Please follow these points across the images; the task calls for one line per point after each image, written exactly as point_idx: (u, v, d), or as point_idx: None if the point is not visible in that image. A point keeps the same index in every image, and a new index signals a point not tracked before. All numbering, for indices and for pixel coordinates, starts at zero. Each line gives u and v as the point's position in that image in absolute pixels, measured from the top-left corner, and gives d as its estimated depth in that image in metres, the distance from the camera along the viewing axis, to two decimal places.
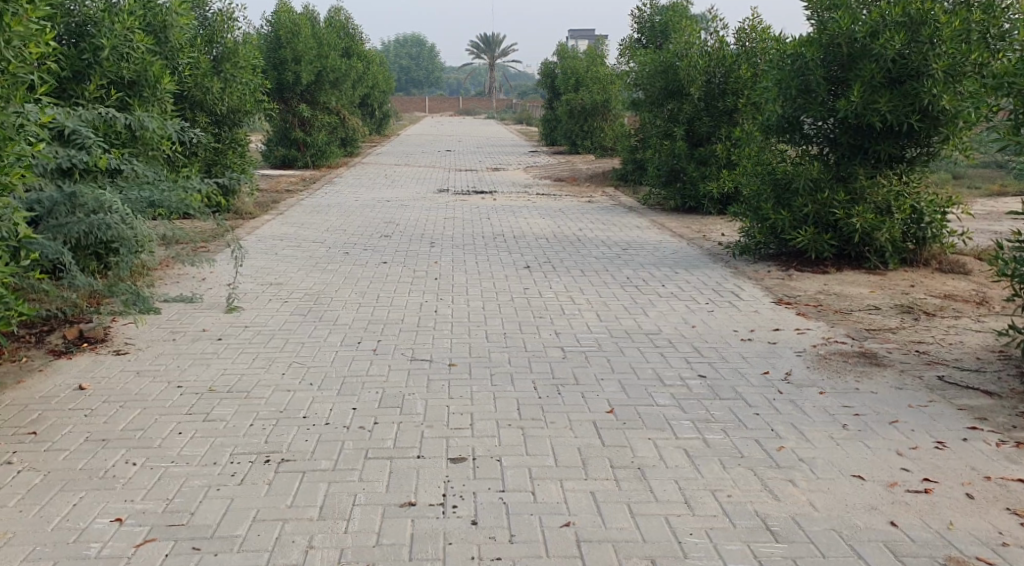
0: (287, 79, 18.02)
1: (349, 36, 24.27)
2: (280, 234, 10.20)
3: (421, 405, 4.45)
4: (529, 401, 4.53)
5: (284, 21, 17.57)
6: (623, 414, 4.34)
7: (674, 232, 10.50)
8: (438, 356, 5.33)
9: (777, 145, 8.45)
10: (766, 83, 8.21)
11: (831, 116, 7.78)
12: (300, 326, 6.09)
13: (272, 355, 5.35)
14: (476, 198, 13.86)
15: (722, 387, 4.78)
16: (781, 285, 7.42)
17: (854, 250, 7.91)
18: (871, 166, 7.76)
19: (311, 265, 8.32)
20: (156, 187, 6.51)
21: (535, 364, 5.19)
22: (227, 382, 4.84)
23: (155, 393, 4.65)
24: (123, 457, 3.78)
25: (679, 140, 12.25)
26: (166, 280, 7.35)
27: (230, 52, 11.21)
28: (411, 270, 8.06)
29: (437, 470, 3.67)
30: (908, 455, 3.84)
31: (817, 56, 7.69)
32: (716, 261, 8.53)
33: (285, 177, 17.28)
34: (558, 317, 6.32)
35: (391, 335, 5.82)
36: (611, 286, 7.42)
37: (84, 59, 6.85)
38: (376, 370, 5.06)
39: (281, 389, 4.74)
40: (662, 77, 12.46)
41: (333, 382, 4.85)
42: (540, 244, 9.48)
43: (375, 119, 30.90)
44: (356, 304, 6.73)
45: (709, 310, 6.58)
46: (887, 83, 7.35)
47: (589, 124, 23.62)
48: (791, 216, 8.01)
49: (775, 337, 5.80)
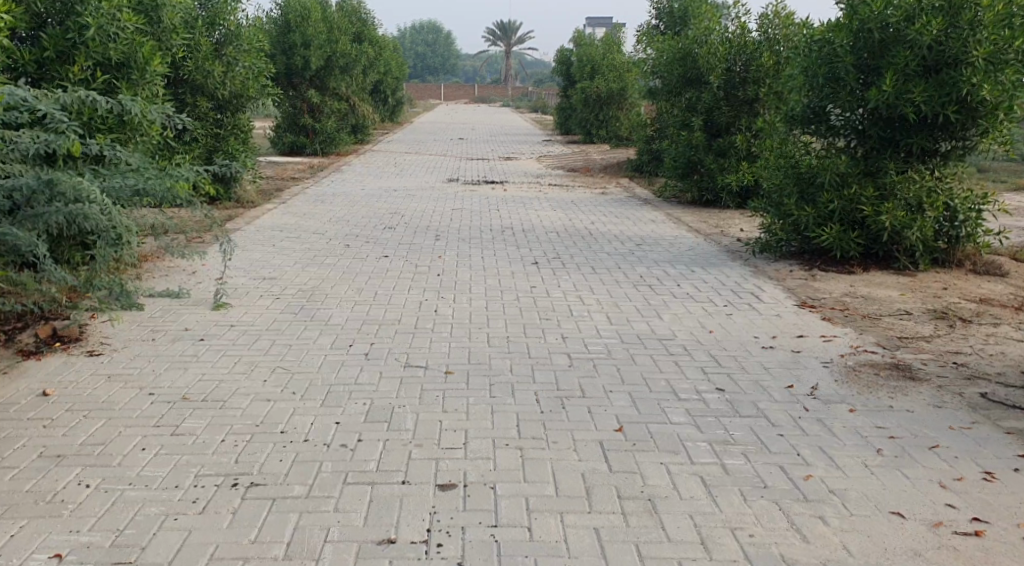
0: (296, 64, 17.64)
1: (361, 21, 23.81)
2: (281, 224, 9.82)
3: (411, 420, 4.06)
4: (529, 416, 4.13)
5: (293, 4, 17.12)
6: (633, 434, 3.93)
7: (692, 227, 10.04)
8: (434, 363, 4.94)
9: (802, 137, 7.98)
10: (792, 71, 7.76)
11: (860, 106, 7.29)
12: (289, 325, 5.72)
13: (255, 359, 4.97)
14: (486, 189, 13.42)
15: (742, 403, 4.36)
16: (804, 286, 6.96)
17: (882, 249, 7.44)
18: (902, 161, 7.30)
19: (308, 258, 7.93)
20: (142, 175, 6.13)
21: (538, 373, 4.78)
22: (203, 389, 4.48)
23: (123, 401, 4.30)
24: (76, 476, 3.44)
25: (697, 130, 11.73)
26: (155, 274, 6.98)
27: (233, 34, 10.78)
28: (413, 265, 7.66)
29: (423, 500, 3.29)
30: (953, 487, 3.41)
31: (846, 43, 7.21)
32: (736, 258, 8.08)
33: (292, 165, 16.88)
34: (565, 319, 5.90)
35: (386, 337, 5.43)
36: (623, 285, 6.99)
37: (68, 38, 6.49)
38: (366, 377, 4.69)
39: (260, 399, 4.37)
40: (681, 64, 11.93)
41: (317, 391, 4.48)
42: (550, 239, 9.05)
43: (388, 106, 30.46)
44: (351, 302, 6.34)
45: (728, 314, 6.14)
46: (921, 72, 6.88)
47: (605, 113, 23.09)
48: (816, 213, 7.54)
49: (800, 345, 5.37)
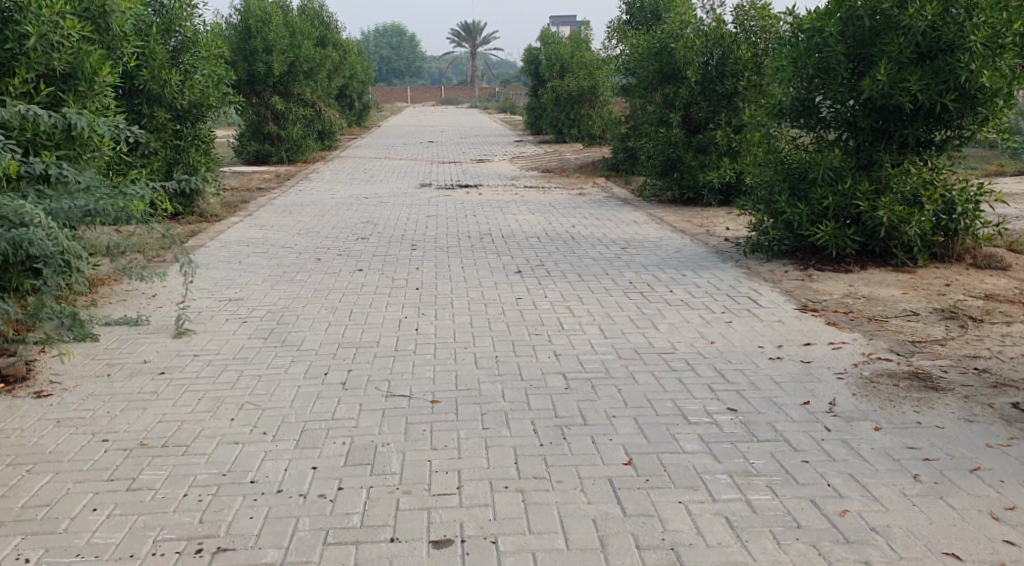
0: (258, 71, 17.07)
1: (324, 25, 23.26)
2: (247, 239, 9.34)
3: (396, 461, 3.65)
4: (528, 450, 3.74)
5: (252, 9, 16.55)
6: (644, 468, 3.56)
7: (676, 227, 9.70)
8: (418, 390, 4.53)
9: (790, 130, 7.66)
10: (779, 62, 7.43)
11: (851, 97, 6.99)
12: (258, 353, 5.27)
13: (221, 395, 4.53)
14: (460, 193, 13.00)
15: (758, 425, 4.00)
16: (802, 287, 6.64)
17: (879, 246, 7.14)
18: (897, 153, 7.01)
19: (277, 275, 7.47)
20: (91, 194, 5.63)
21: (533, 398, 4.39)
22: (163, 433, 4.03)
23: (73, 451, 3.83)
24: (15, 549, 2.99)
25: (675, 127, 11.39)
26: (111, 299, 6.48)
27: (190, 41, 10.29)
28: (388, 279, 7.23)
29: (415, 562, 2.88)
30: (1006, 519, 3.08)
31: (836, 31, 6.88)
32: (726, 259, 7.74)
33: (257, 174, 16.33)
34: (556, 335, 5.51)
35: (364, 362, 5.01)
36: (613, 293, 6.62)
37: (7, 49, 5.96)
38: (344, 411, 4.26)
39: (226, 442, 3.93)
40: (656, 59, 11.57)
41: (291, 430, 4.04)
42: (531, 245, 8.65)
43: (354, 111, 29.91)
44: (324, 323, 5.89)
45: (728, 322, 5.78)
46: (916, 59, 6.59)
47: (576, 112, 22.74)
48: (810, 210, 7.22)
49: (808, 354, 5.03)
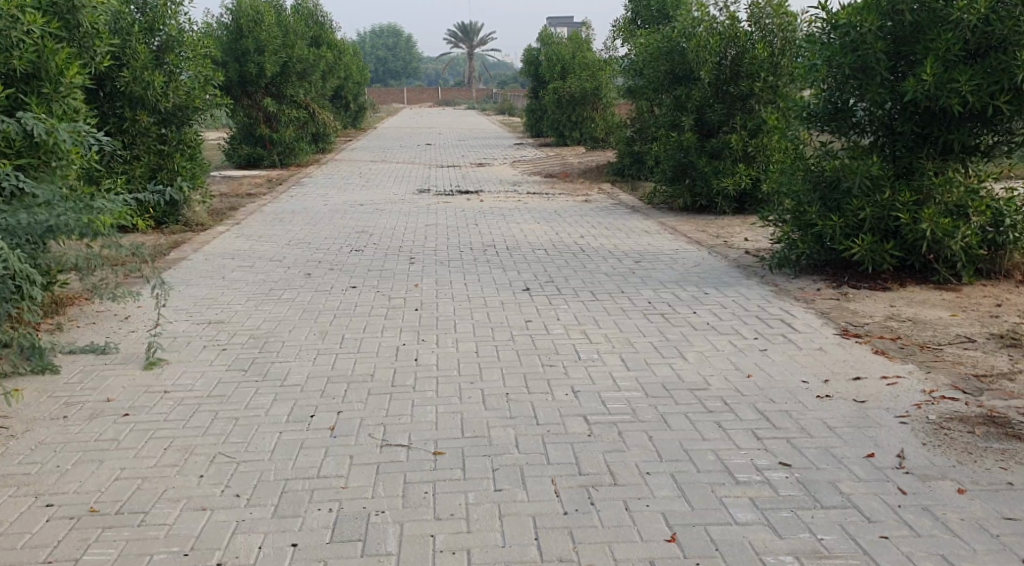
0: (250, 72, 16.44)
1: (318, 25, 22.66)
2: (233, 251, 8.72)
3: (393, 537, 3.06)
4: (550, 522, 3.15)
5: (243, 7, 15.91)
6: (693, 546, 2.97)
7: (692, 238, 9.11)
8: (418, 439, 3.92)
9: (820, 135, 7.06)
10: (810, 61, 6.82)
11: (891, 100, 6.40)
12: (236, 388, 4.65)
13: (191, 444, 3.91)
14: (460, 200, 12.41)
15: (820, 486, 3.40)
16: (839, 308, 6.05)
17: (919, 262, 6.56)
18: (939, 159, 6.43)
19: (264, 293, 6.86)
20: (54, 209, 5.03)
21: (551, 448, 3.78)
22: (118, 494, 3.41)
23: (8, 520, 3.21)
24: None
25: (688, 130, 10.78)
26: (78, 323, 5.85)
27: (175, 39, 9.63)
28: (384, 297, 6.62)
29: None
30: None
31: (876, 27, 6.30)
32: (751, 275, 7.14)
33: (247, 179, 15.70)
34: (573, 366, 4.90)
35: (356, 402, 4.40)
36: (631, 315, 6.01)
37: None
38: (332, 466, 3.66)
39: (192, 507, 3.32)
40: (667, 60, 10.99)
41: (268, 491, 3.43)
42: (538, 258, 8.05)
43: (350, 114, 29.29)
44: (312, 352, 5.28)
45: (763, 350, 5.17)
46: (964, 57, 6.02)
47: (578, 114, 22.14)
48: (843, 223, 6.63)
49: (862, 392, 4.43)
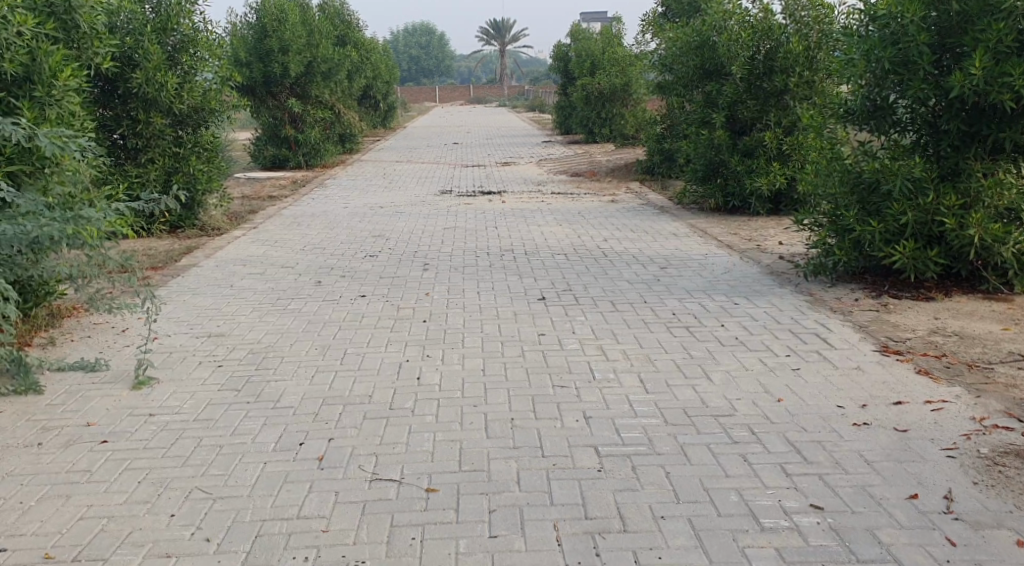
0: (274, 72, 16.23)
1: (344, 24, 22.44)
2: (246, 256, 8.47)
3: None
4: None
5: (268, 7, 15.67)
6: None
7: (721, 241, 8.68)
8: (411, 472, 3.59)
9: (858, 134, 6.60)
10: (848, 55, 6.36)
11: (935, 95, 5.94)
12: (225, 412, 4.35)
13: (167, 476, 3.61)
14: (482, 201, 12.10)
15: (857, 535, 3.00)
16: (878, 320, 5.61)
17: (965, 269, 6.08)
18: (987, 159, 5.96)
19: (270, 302, 6.59)
20: (41, 218, 4.77)
21: (556, 486, 3.43)
22: (78, 537, 3.12)
23: None
24: None
25: (718, 127, 10.32)
26: (72, 337, 5.61)
27: (190, 39, 9.39)
28: (394, 307, 6.31)
29: None
30: None
31: (919, 17, 5.84)
32: (783, 282, 6.71)
33: (271, 180, 15.51)
34: (586, 387, 4.54)
35: (349, 429, 4.08)
36: (653, 328, 5.63)
37: None
38: (314, 505, 3.33)
39: (155, 554, 3.02)
40: (697, 54, 10.53)
41: (241, 535, 3.12)
42: (558, 264, 7.69)
43: (380, 113, 29.08)
44: (310, 369, 4.97)
45: (794, 370, 4.76)
46: (1017, 49, 5.54)
47: (608, 110, 21.71)
48: (883, 228, 6.17)
49: (903, 419, 4.01)
